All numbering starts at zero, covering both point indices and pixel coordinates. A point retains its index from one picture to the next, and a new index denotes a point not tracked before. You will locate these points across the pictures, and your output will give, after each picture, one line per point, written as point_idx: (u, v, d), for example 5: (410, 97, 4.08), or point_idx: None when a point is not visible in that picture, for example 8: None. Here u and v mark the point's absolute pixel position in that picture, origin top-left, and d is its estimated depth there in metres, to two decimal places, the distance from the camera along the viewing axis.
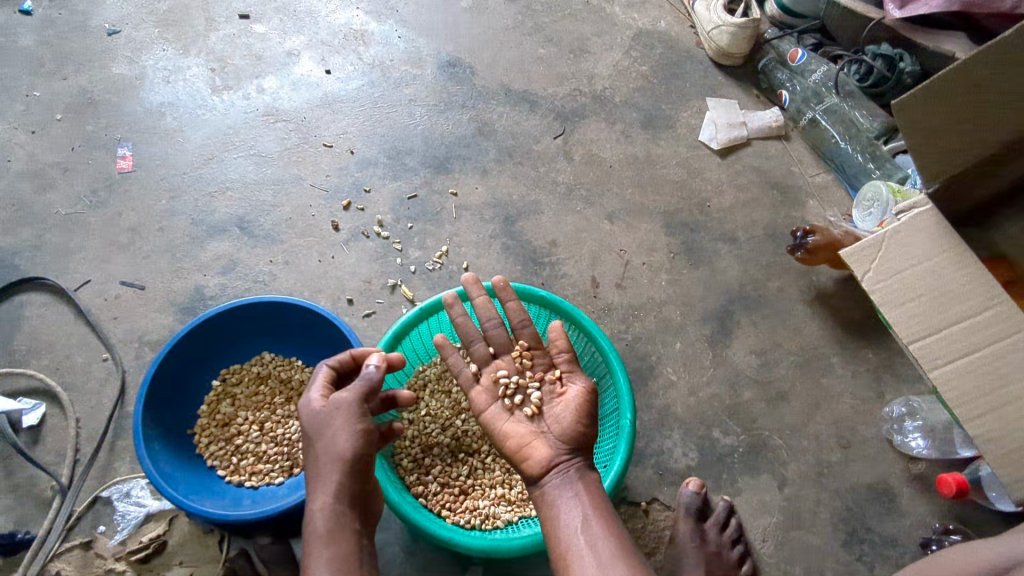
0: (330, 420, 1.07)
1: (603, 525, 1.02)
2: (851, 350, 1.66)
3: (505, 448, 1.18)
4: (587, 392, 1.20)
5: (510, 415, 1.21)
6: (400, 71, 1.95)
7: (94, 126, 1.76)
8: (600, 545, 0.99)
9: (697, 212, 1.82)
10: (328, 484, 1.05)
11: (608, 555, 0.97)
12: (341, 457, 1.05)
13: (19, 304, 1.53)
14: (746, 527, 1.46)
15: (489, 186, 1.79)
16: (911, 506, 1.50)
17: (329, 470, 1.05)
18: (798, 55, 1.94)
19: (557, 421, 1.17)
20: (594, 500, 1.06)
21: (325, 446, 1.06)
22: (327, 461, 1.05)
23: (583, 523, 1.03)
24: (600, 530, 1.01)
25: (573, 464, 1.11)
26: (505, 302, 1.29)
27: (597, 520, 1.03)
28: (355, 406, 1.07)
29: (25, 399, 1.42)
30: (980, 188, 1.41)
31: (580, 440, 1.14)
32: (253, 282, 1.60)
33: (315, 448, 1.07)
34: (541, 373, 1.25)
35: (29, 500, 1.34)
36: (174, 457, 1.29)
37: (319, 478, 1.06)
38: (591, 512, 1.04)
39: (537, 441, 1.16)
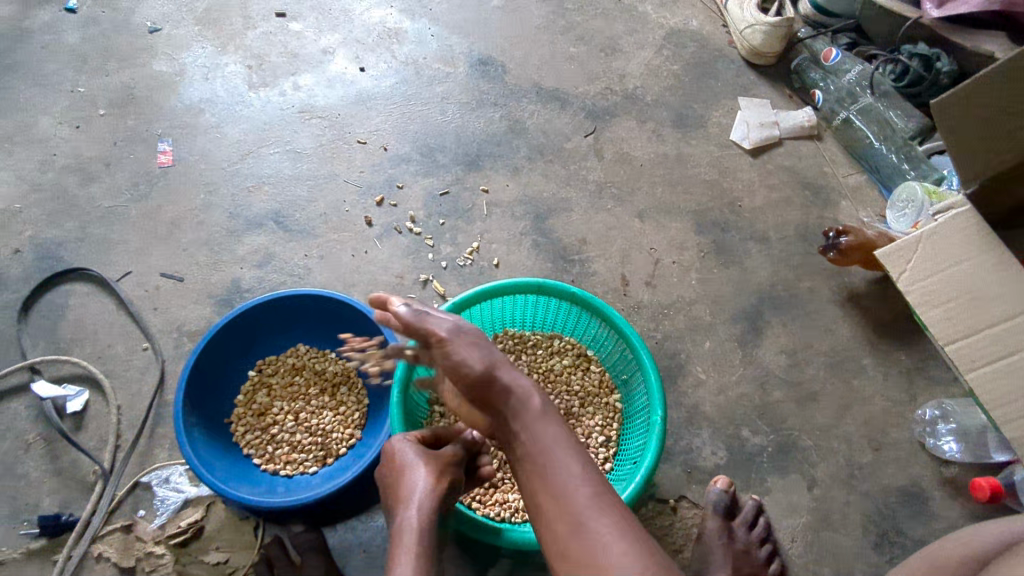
0: (419, 455, 1.11)
1: (557, 444, 0.94)
2: (883, 351, 1.65)
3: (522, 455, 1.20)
4: None
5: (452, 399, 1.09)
6: (433, 69, 1.97)
7: (136, 121, 1.81)
8: (560, 473, 0.91)
9: (727, 211, 1.81)
10: (419, 502, 1.05)
11: (574, 479, 0.90)
12: (429, 485, 1.06)
13: (64, 294, 1.57)
14: (775, 527, 1.45)
15: (520, 184, 1.80)
16: (943, 509, 1.48)
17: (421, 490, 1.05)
18: (832, 54, 1.95)
19: None
20: (536, 418, 0.95)
21: (415, 470, 1.08)
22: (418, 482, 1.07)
23: (535, 450, 0.94)
24: (559, 450, 0.93)
25: (489, 372, 0.96)
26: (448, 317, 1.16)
27: (552, 438, 0.94)
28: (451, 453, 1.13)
29: (69, 385, 1.47)
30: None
31: None
32: (289, 275, 1.63)
33: (399, 478, 1.09)
34: None
35: (71, 483, 1.37)
36: (212, 445, 1.32)
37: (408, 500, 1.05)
38: (539, 431, 0.94)
39: None
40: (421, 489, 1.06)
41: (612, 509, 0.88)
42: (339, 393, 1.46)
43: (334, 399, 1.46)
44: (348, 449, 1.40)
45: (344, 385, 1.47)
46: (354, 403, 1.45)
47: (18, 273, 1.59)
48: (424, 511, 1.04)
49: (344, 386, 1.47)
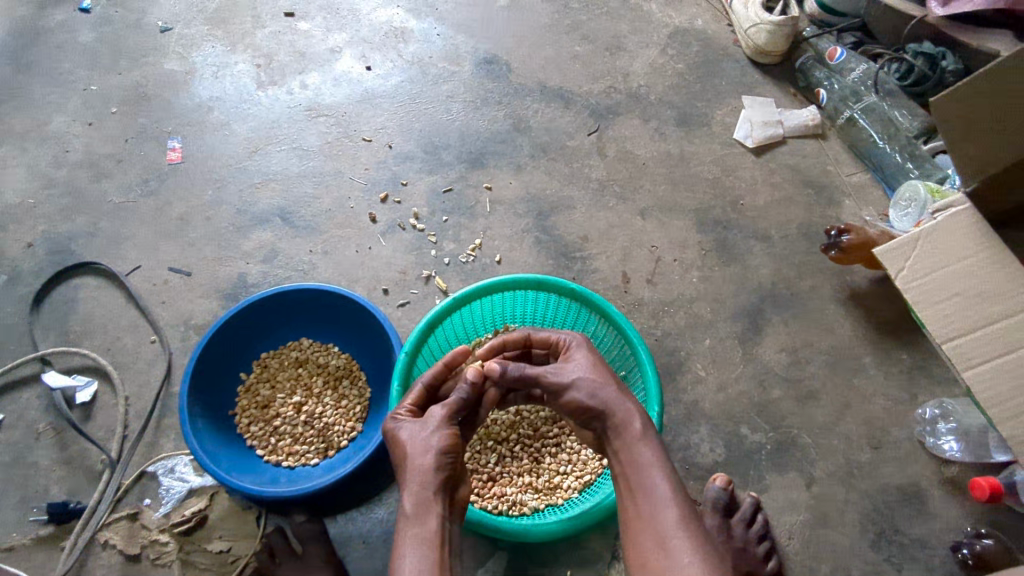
0: (419, 431, 1.09)
1: (651, 463, 1.02)
2: (883, 350, 1.65)
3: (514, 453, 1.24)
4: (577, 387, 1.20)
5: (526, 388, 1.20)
6: (439, 67, 1.99)
7: (147, 119, 1.84)
8: (653, 494, 0.98)
9: (730, 210, 1.82)
10: (420, 480, 1.02)
11: (662, 496, 0.97)
12: (428, 460, 1.04)
13: (74, 287, 1.60)
14: (773, 524, 1.46)
15: (523, 181, 1.82)
16: (943, 508, 1.48)
17: (422, 467, 1.03)
18: (838, 53, 1.95)
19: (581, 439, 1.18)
20: (637, 438, 1.05)
21: (416, 447, 1.06)
22: (418, 460, 1.04)
23: (631, 466, 1.03)
24: (654, 470, 1.01)
25: (600, 391, 1.10)
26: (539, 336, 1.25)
27: (648, 458, 1.02)
28: (444, 420, 1.11)
29: (79, 376, 1.50)
30: None
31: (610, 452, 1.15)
32: (294, 270, 1.66)
33: (403, 455, 1.07)
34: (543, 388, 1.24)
35: (79, 472, 1.40)
36: (216, 435, 1.35)
37: (410, 477, 1.03)
38: (638, 448, 1.04)
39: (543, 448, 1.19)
40: (421, 466, 1.03)
41: (693, 531, 0.93)
42: (341, 386, 1.49)
43: (337, 392, 1.48)
44: (350, 442, 1.43)
45: (346, 379, 1.49)
46: (356, 396, 1.47)
47: (31, 266, 1.62)
48: (425, 486, 1.01)
49: (346, 380, 1.49)
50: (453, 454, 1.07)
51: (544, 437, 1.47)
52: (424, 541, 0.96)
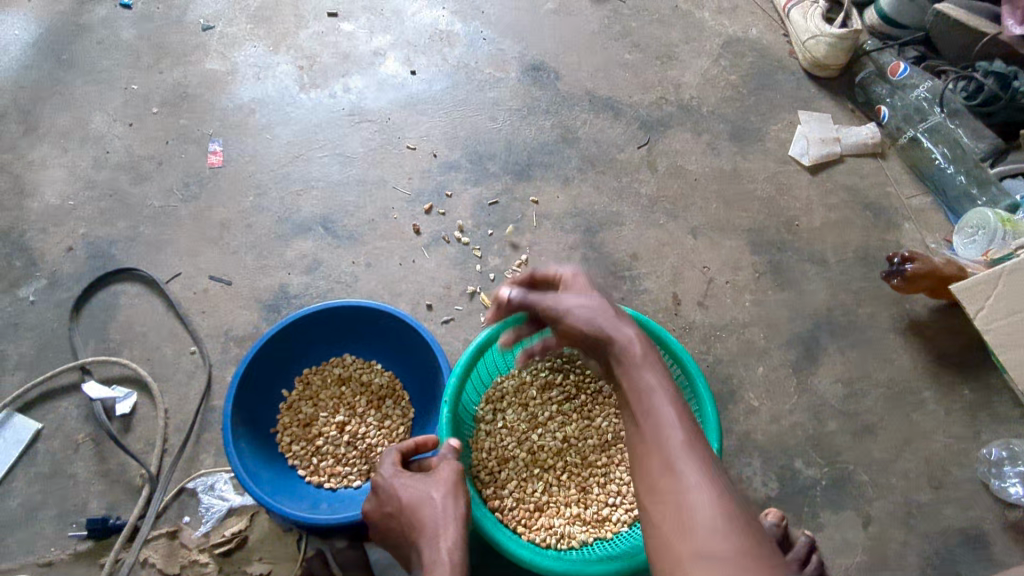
0: (431, 485, 1.06)
1: (648, 388, 0.82)
2: (944, 385, 1.59)
3: None
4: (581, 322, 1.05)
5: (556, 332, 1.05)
6: (484, 73, 1.94)
7: (187, 121, 1.80)
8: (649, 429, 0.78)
9: (785, 231, 1.75)
10: (451, 532, 0.99)
11: (667, 419, 0.77)
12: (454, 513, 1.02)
13: (114, 293, 1.57)
14: (829, 565, 1.40)
15: (571, 195, 1.77)
16: (1006, 555, 1.42)
17: (445, 517, 1.00)
18: (900, 68, 1.87)
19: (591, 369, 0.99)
20: (635, 362, 0.85)
21: (432, 501, 1.03)
22: (443, 516, 1.01)
23: (632, 391, 0.83)
24: (655, 394, 0.81)
25: (598, 317, 0.93)
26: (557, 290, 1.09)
27: (650, 381, 0.83)
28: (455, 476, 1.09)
29: (118, 387, 1.47)
30: None
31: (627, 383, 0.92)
32: (337, 282, 1.62)
33: (419, 508, 1.02)
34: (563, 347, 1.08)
35: (119, 486, 1.37)
36: (259, 455, 1.32)
37: (435, 528, 0.99)
38: (637, 371, 0.84)
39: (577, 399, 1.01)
40: (448, 517, 1.00)
41: (705, 454, 0.74)
42: (384, 406, 1.44)
43: (380, 412, 1.44)
44: None
45: (390, 399, 1.45)
46: (399, 417, 1.43)
47: (70, 271, 1.59)
48: (459, 538, 0.98)
49: (389, 399, 1.45)
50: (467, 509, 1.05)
51: (593, 466, 1.41)
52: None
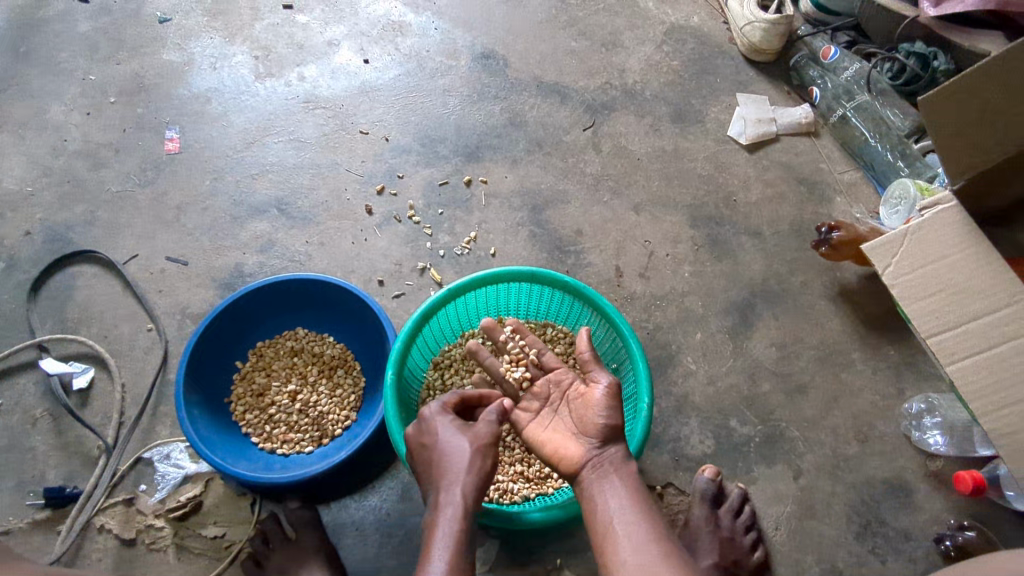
0: (464, 435, 1.17)
1: (623, 491, 1.11)
2: (872, 346, 1.68)
3: (541, 452, 1.24)
4: (611, 388, 1.21)
5: (547, 409, 1.31)
6: (436, 62, 2.01)
7: (144, 110, 1.85)
8: (622, 521, 1.06)
9: (723, 206, 1.84)
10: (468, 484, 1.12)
11: (638, 519, 1.06)
12: (475, 469, 1.14)
13: (72, 275, 1.61)
14: (760, 515, 1.49)
15: (518, 175, 1.84)
16: (926, 502, 1.51)
17: (470, 469, 1.14)
18: (831, 52, 1.97)
19: (559, 424, 1.27)
20: (615, 468, 1.14)
21: (463, 451, 1.15)
22: (466, 468, 1.14)
23: (611, 494, 1.10)
24: (633, 499, 1.09)
25: (604, 430, 1.18)
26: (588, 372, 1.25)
27: (629, 490, 1.11)
28: (489, 434, 1.20)
29: (75, 363, 1.51)
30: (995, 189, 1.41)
31: (607, 433, 1.17)
32: (291, 261, 1.68)
33: (449, 456, 1.15)
34: (552, 396, 1.32)
35: (76, 457, 1.42)
36: (212, 422, 1.37)
37: (457, 475, 1.13)
38: (620, 483, 1.12)
39: (569, 442, 1.21)
40: (473, 471, 1.14)
41: (669, 550, 1.01)
42: (336, 375, 1.50)
43: (331, 381, 1.49)
44: (344, 430, 1.44)
45: (341, 368, 1.51)
46: (351, 385, 1.49)
47: (28, 254, 1.64)
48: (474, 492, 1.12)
49: (341, 369, 1.51)
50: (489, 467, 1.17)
51: None
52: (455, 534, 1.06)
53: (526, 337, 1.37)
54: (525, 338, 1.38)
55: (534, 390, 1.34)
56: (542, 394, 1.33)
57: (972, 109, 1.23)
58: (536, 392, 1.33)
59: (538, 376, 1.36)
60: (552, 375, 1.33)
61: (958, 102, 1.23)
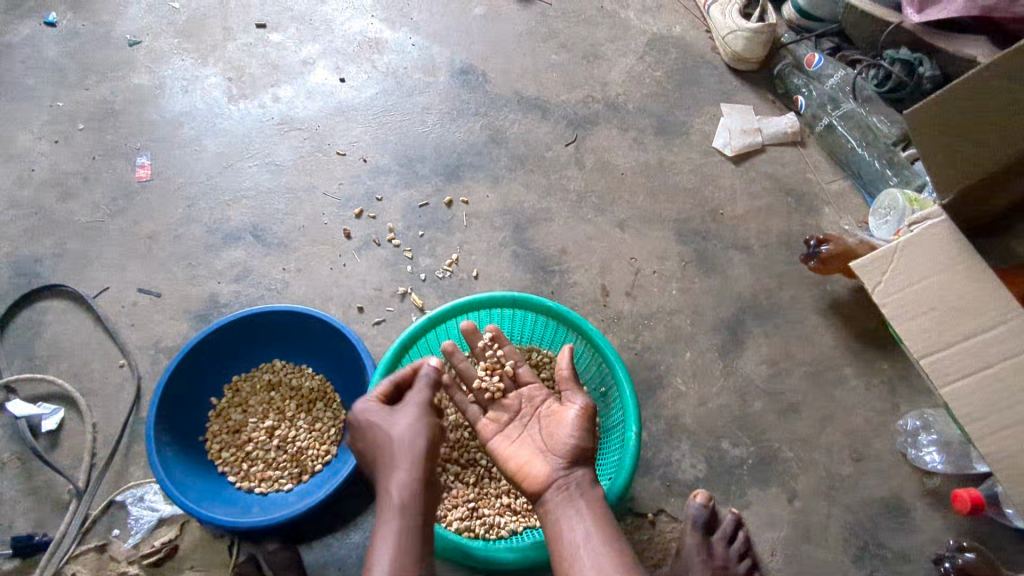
0: (394, 415, 1.09)
1: (589, 514, 1.07)
2: (864, 361, 1.64)
3: (508, 470, 1.20)
4: (587, 412, 1.19)
5: (517, 425, 1.26)
6: (414, 79, 1.96)
7: (114, 136, 1.80)
8: (588, 547, 1.02)
9: (709, 220, 1.80)
10: (411, 462, 1.03)
11: (605, 544, 1.02)
12: (416, 445, 1.05)
13: (41, 311, 1.56)
14: (755, 540, 1.45)
15: (500, 194, 1.80)
16: (924, 521, 1.48)
17: (410, 447, 1.04)
18: (815, 60, 1.94)
19: (529, 441, 1.22)
20: (581, 490, 1.10)
21: (398, 437, 1.05)
22: (402, 445, 1.05)
23: (575, 514, 1.07)
24: (597, 522, 1.06)
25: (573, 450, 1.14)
26: (564, 391, 1.23)
27: (596, 513, 1.07)
28: (422, 405, 1.12)
29: (45, 404, 1.46)
30: (984, 205, 1.40)
31: (579, 454, 1.14)
32: (267, 290, 1.63)
33: (381, 441, 1.06)
34: (524, 413, 1.28)
35: (45, 503, 1.37)
36: (186, 464, 1.32)
37: (397, 459, 1.03)
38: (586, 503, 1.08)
39: (537, 460, 1.17)
40: (413, 445, 1.05)
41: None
42: (316, 409, 1.46)
43: (311, 415, 1.45)
44: (324, 466, 1.40)
45: (321, 401, 1.46)
46: (331, 419, 1.44)
47: None
48: (417, 470, 1.02)
49: (320, 402, 1.46)
50: (433, 446, 1.08)
51: None
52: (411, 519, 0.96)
53: (504, 347, 1.34)
54: (503, 348, 1.34)
55: (504, 403, 1.29)
56: (513, 407, 1.29)
57: (952, 129, 1.22)
58: (506, 405, 1.29)
59: (511, 389, 1.32)
60: (524, 389, 1.31)
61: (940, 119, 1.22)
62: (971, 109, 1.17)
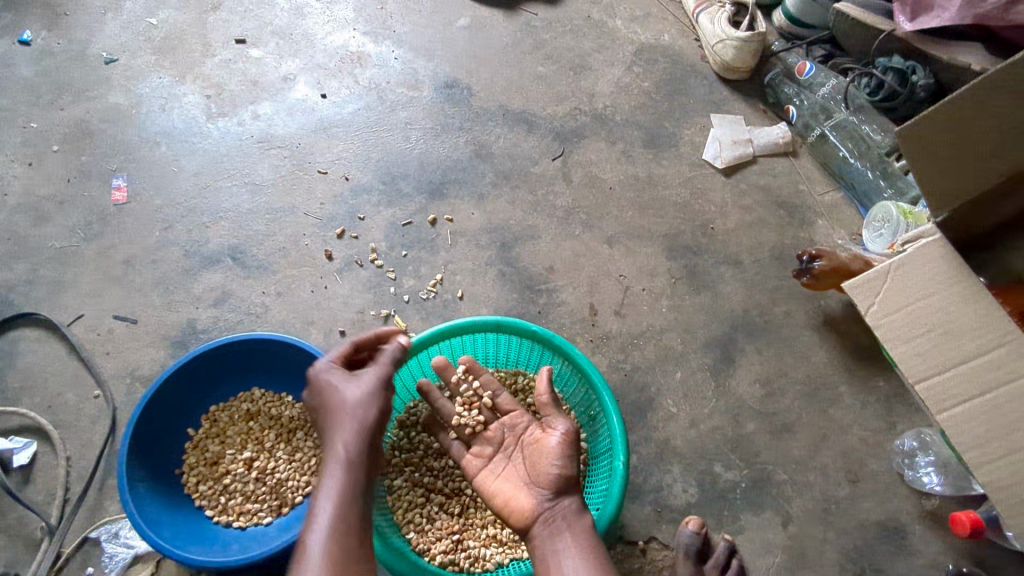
0: (349, 385, 1.14)
1: (578, 547, 1.02)
2: (860, 378, 1.60)
3: (494, 506, 1.16)
4: (569, 436, 1.15)
5: (501, 457, 1.24)
6: (397, 93, 1.92)
7: (90, 157, 1.76)
8: None
9: (700, 235, 1.76)
10: (353, 429, 1.08)
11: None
12: (361, 412, 1.10)
13: (13, 340, 1.52)
14: (749, 567, 1.41)
15: (485, 212, 1.76)
16: (923, 544, 1.44)
17: (357, 416, 1.09)
18: (807, 68, 1.91)
19: (513, 472, 1.19)
20: (568, 522, 1.05)
21: (356, 399, 1.11)
22: (349, 411, 1.10)
23: (563, 546, 1.02)
24: (586, 554, 1.01)
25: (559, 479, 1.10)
26: (546, 416, 1.20)
27: (584, 545, 1.03)
28: (379, 376, 1.15)
29: (16, 438, 1.42)
30: (979, 220, 1.36)
31: (562, 483, 1.10)
32: (247, 314, 1.59)
33: (333, 406, 1.12)
34: (507, 443, 1.26)
35: (17, 540, 1.33)
36: (160, 500, 1.28)
37: (344, 423, 1.09)
38: (573, 536, 1.04)
39: (523, 493, 1.13)
40: (360, 415, 1.10)
41: None
42: (295, 438, 1.41)
43: (290, 445, 1.41)
44: (304, 498, 1.36)
45: (301, 430, 1.42)
46: (311, 449, 1.40)
47: None
48: (359, 434, 1.08)
49: (300, 431, 1.42)
50: (384, 414, 1.13)
51: None
52: (354, 486, 1.03)
53: (481, 377, 1.32)
54: (480, 379, 1.32)
55: (487, 435, 1.28)
56: (496, 438, 1.27)
57: (944, 148, 1.17)
58: (489, 436, 1.27)
59: (492, 420, 1.30)
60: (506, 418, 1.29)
61: (935, 137, 1.15)
62: (974, 119, 1.10)
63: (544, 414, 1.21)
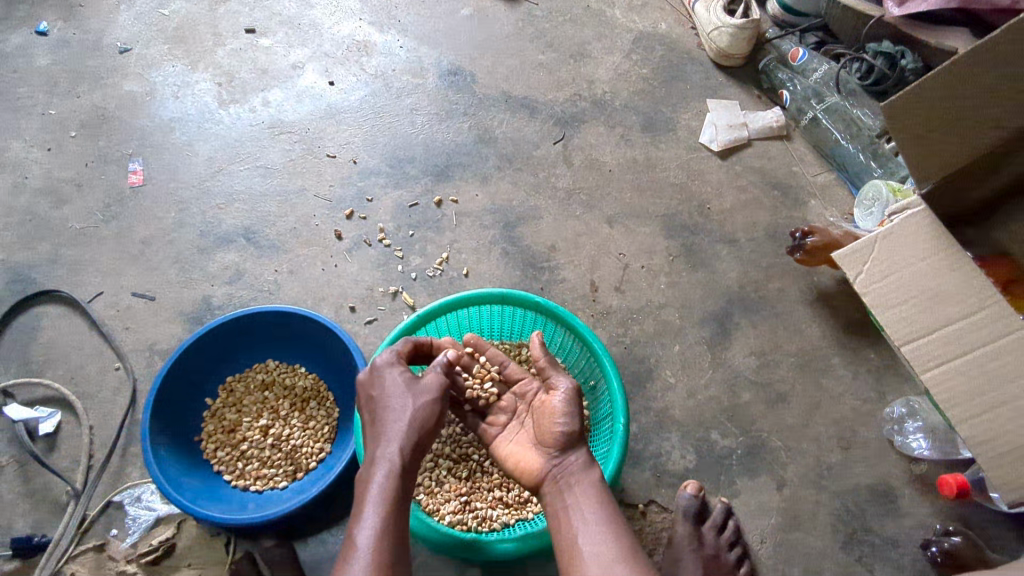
0: (403, 391, 1.13)
1: (586, 499, 1.08)
2: (851, 350, 1.66)
3: (508, 468, 1.24)
4: (571, 394, 1.19)
5: (515, 423, 1.30)
6: (402, 81, 1.98)
7: (107, 142, 1.82)
8: (586, 531, 1.04)
9: (696, 214, 1.82)
10: (403, 440, 1.08)
11: (602, 528, 1.04)
12: (411, 423, 1.10)
13: (36, 317, 1.58)
14: (745, 529, 1.47)
15: (488, 193, 1.82)
16: (912, 506, 1.50)
17: (409, 426, 1.10)
18: (799, 55, 1.96)
19: (525, 434, 1.26)
20: (576, 478, 1.11)
21: (406, 407, 1.11)
22: (399, 422, 1.10)
23: (572, 499, 1.09)
24: (592, 504, 1.07)
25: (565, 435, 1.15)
26: (547, 379, 1.24)
27: (591, 495, 1.09)
28: (436, 385, 1.16)
29: (41, 408, 1.48)
30: (963, 195, 1.42)
31: (567, 442, 1.15)
32: (260, 290, 1.65)
33: (381, 415, 1.11)
34: (518, 411, 1.31)
35: (44, 504, 1.39)
36: (182, 463, 1.34)
37: (395, 432, 1.09)
38: (580, 488, 1.10)
39: (533, 454, 1.20)
40: (410, 423, 1.10)
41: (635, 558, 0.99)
42: (309, 407, 1.47)
43: (304, 414, 1.47)
44: (318, 463, 1.42)
45: (314, 400, 1.48)
46: (324, 417, 1.46)
47: None
48: (407, 445, 1.08)
49: (313, 401, 1.48)
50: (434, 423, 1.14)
51: None
52: (398, 497, 1.03)
53: (484, 351, 1.34)
54: (483, 354, 1.34)
55: (501, 407, 1.33)
56: (509, 408, 1.32)
57: (924, 125, 1.23)
58: (501, 407, 1.33)
59: (504, 391, 1.34)
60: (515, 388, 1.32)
61: (917, 111, 1.21)
62: (954, 93, 1.15)
63: (547, 377, 1.24)
